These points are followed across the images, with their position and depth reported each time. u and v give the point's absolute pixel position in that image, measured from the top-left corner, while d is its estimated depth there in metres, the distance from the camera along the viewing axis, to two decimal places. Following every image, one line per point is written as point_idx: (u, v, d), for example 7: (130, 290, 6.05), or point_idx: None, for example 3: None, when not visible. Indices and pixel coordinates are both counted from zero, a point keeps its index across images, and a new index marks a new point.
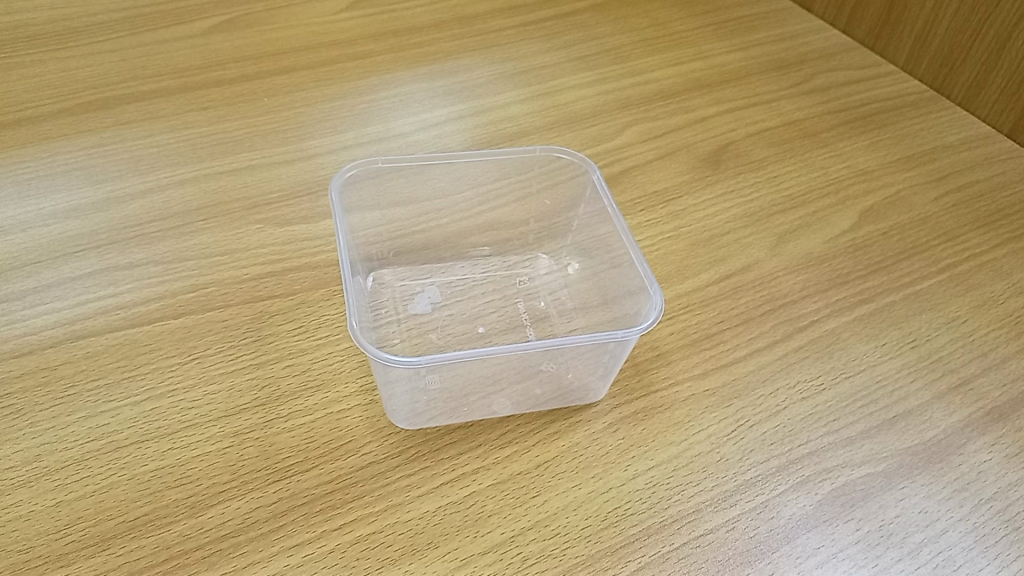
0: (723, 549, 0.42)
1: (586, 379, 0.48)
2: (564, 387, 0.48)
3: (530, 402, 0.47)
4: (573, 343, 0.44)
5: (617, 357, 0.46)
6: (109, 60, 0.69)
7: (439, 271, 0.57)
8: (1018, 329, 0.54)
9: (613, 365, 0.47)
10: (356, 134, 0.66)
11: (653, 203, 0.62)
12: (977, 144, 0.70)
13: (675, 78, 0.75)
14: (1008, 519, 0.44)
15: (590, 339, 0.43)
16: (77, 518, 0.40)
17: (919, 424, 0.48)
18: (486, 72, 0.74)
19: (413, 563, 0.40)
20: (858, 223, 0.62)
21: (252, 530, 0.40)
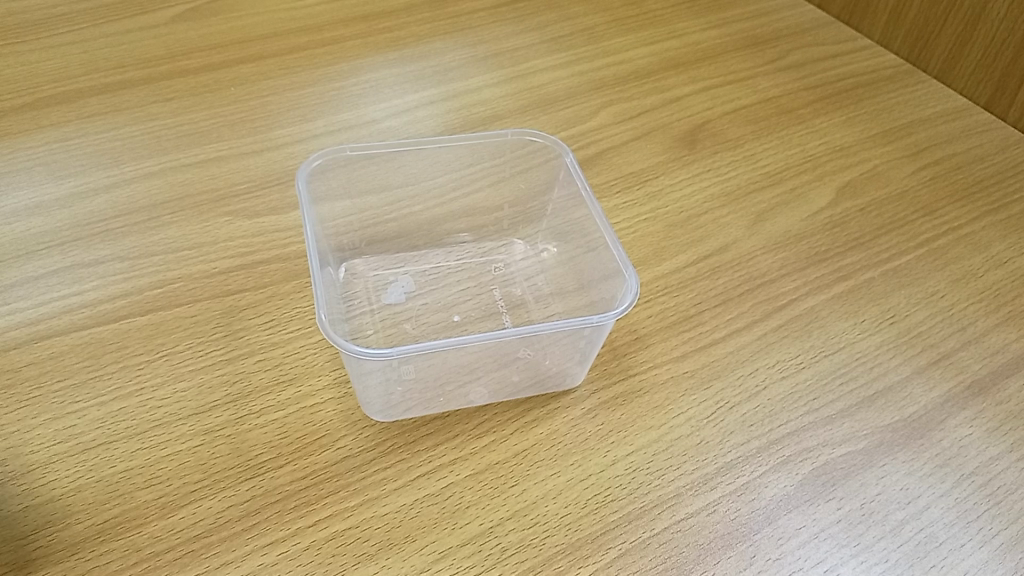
0: (704, 533, 0.41)
1: (565, 366, 0.47)
2: (542, 374, 0.47)
3: (508, 389, 0.47)
4: (550, 329, 0.43)
5: (594, 342, 0.45)
6: (71, 51, 0.67)
7: (414, 259, 0.56)
8: (997, 302, 0.54)
9: (591, 350, 0.46)
10: (326, 122, 0.64)
11: (629, 184, 0.62)
12: (954, 117, 0.69)
13: (650, 57, 0.74)
14: (989, 494, 0.44)
15: (566, 324, 0.43)
16: (44, 522, 0.39)
17: (900, 401, 0.48)
18: (458, 55, 0.73)
19: (390, 558, 0.39)
20: (835, 200, 0.61)
21: (224, 530, 0.39)
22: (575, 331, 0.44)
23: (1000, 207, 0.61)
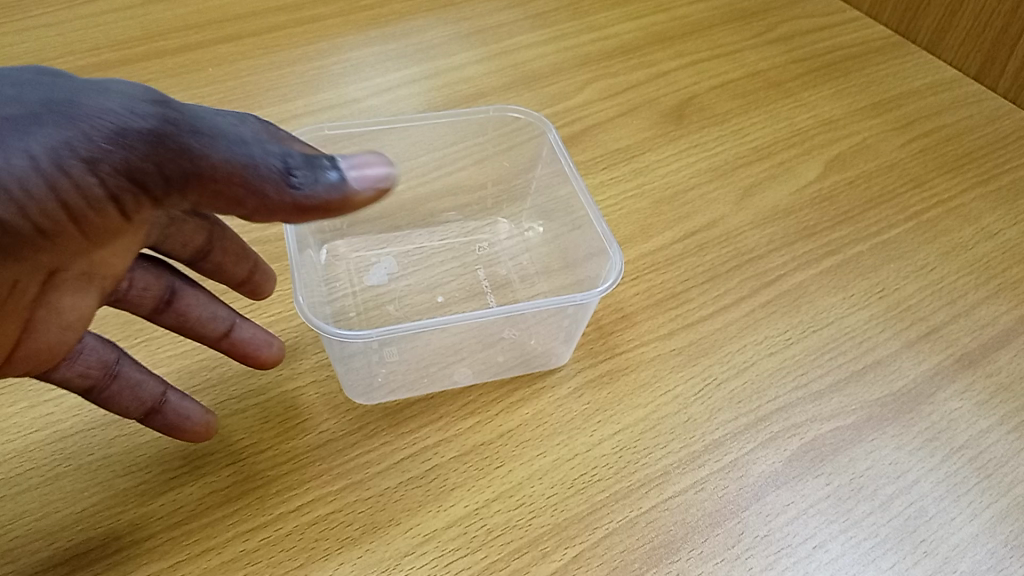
0: (692, 511, 0.41)
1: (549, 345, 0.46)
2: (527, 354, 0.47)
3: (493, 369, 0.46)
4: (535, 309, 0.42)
5: (578, 321, 0.45)
6: (45, 34, 0.66)
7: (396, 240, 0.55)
8: (987, 275, 0.54)
9: (576, 329, 0.45)
10: (307, 102, 0.64)
11: (615, 161, 0.61)
12: (943, 88, 0.69)
13: (635, 32, 0.73)
14: (979, 467, 0.43)
15: (550, 303, 0.42)
16: (21, 512, 0.38)
17: (888, 375, 0.48)
18: (440, 33, 0.72)
19: (373, 541, 0.39)
20: (824, 174, 0.61)
21: (205, 517, 0.39)
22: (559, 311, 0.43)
23: (990, 178, 0.61)
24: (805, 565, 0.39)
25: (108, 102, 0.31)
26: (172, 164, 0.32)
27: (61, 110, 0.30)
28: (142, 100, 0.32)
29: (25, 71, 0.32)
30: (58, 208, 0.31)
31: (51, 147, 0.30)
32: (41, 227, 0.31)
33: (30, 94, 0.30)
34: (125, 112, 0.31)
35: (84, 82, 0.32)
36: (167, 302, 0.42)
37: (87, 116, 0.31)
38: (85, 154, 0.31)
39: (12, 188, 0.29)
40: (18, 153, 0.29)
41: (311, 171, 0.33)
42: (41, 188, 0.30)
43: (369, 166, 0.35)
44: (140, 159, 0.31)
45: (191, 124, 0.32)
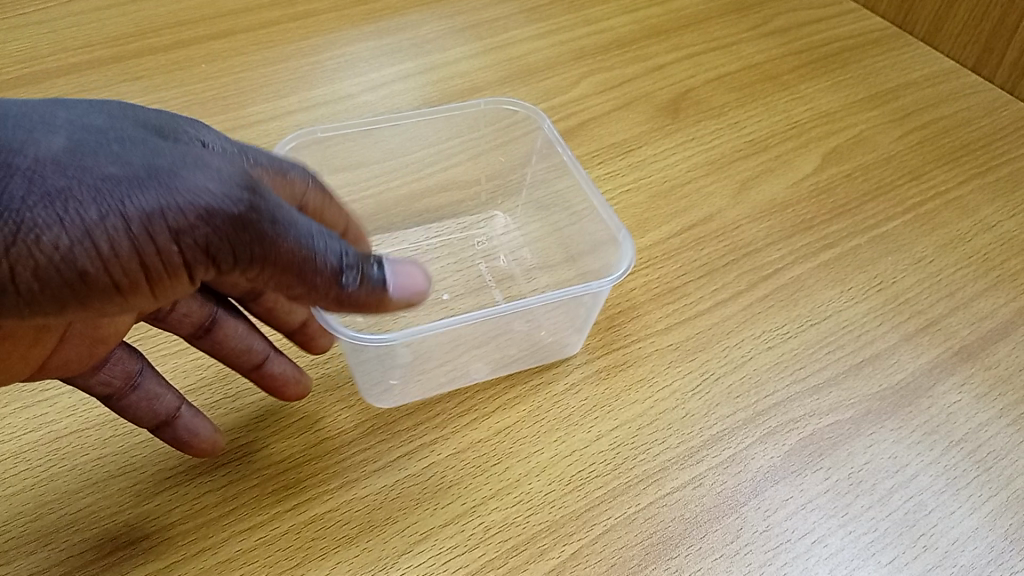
0: (691, 506, 0.40)
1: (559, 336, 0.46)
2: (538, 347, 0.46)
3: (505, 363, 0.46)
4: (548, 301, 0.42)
5: (590, 311, 0.45)
6: (36, 31, 0.66)
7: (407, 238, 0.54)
8: (986, 267, 0.53)
9: (587, 319, 0.45)
10: (301, 98, 0.63)
11: (612, 155, 0.60)
12: (941, 79, 0.68)
13: (631, 25, 0.73)
14: (978, 460, 0.43)
15: (564, 294, 0.42)
16: (16, 513, 0.38)
17: (887, 368, 0.47)
18: (435, 28, 0.72)
19: (370, 540, 0.39)
20: (821, 167, 0.60)
21: (201, 517, 0.39)
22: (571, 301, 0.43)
23: (988, 169, 0.60)
24: (804, 560, 0.39)
25: (203, 177, 0.30)
26: (247, 248, 0.31)
27: (159, 179, 0.30)
28: (239, 182, 0.31)
29: (132, 129, 0.32)
30: (136, 265, 0.30)
31: (143, 211, 0.29)
32: (118, 283, 0.30)
33: (134, 155, 0.30)
34: (219, 191, 0.30)
35: (189, 153, 0.32)
36: (206, 330, 0.42)
37: (183, 188, 0.30)
38: (172, 223, 0.30)
39: (99, 243, 0.29)
40: (111, 214, 0.29)
41: (362, 271, 0.33)
42: (126, 248, 0.30)
43: (413, 279, 0.36)
44: (220, 238, 0.31)
45: (275, 211, 0.31)
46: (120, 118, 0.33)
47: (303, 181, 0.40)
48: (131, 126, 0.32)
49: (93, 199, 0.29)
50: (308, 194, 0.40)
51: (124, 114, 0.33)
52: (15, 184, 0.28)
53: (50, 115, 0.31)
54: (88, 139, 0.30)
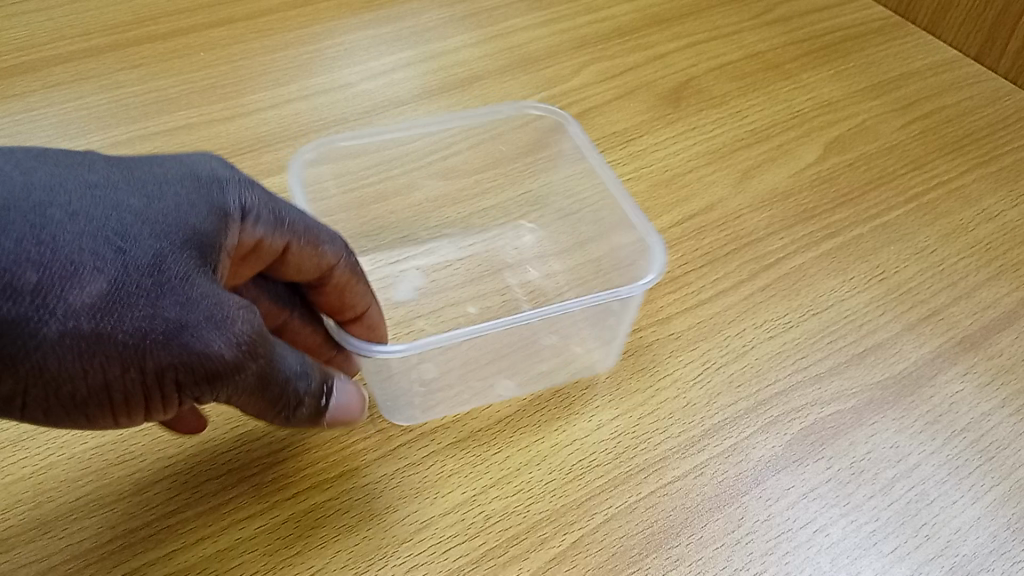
0: (692, 495, 0.40)
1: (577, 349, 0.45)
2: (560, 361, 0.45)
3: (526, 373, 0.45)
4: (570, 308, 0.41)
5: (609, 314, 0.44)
6: (33, 19, 0.66)
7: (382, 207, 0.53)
8: (988, 257, 0.53)
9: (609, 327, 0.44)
10: (300, 86, 0.63)
11: (613, 144, 0.60)
12: (944, 68, 0.68)
13: (633, 13, 0.73)
14: (980, 450, 0.43)
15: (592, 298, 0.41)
16: (14, 502, 0.38)
17: (889, 357, 0.47)
18: (435, 16, 0.72)
19: (371, 529, 0.38)
20: (823, 156, 0.60)
21: (201, 505, 0.39)
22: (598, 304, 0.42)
23: (991, 159, 0.60)
24: (805, 550, 0.39)
25: (222, 341, 0.29)
26: (239, 397, 0.31)
27: (182, 338, 0.29)
28: (254, 346, 0.30)
29: (175, 248, 0.29)
30: (138, 407, 0.30)
31: (157, 369, 0.29)
32: (119, 416, 0.31)
33: (165, 303, 0.29)
34: (232, 358, 0.30)
35: (220, 294, 0.30)
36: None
37: (200, 351, 0.29)
38: (180, 381, 0.29)
39: (111, 391, 0.29)
40: (128, 371, 0.28)
41: (320, 410, 0.34)
42: (133, 395, 0.30)
43: (349, 407, 0.36)
44: (217, 392, 0.31)
45: (268, 364, 0.31)
46: (162, 222, 0.30)
47: (338, 258, 0.39)
48: (171, 238, 0.30)
49: (115, 359, 0.28)
50: (338, 271, 0.39)
51: (167, 216, 0.30)
52: (43, 335, 0.27)
53: (86, 228, 0.28)
54: (126, 276, 0.28)
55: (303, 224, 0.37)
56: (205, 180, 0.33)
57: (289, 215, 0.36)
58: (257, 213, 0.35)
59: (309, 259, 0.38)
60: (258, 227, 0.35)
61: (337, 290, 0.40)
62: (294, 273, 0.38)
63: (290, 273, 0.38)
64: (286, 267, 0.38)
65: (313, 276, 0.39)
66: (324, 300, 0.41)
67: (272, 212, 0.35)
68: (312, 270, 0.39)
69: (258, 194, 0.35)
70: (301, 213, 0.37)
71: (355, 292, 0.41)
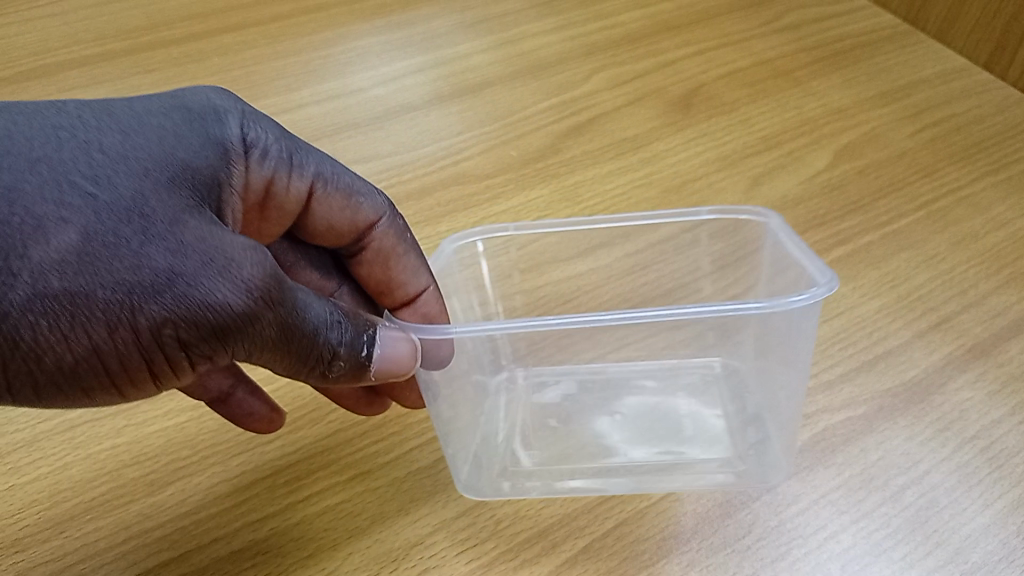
0: (702, 501, 0.41)
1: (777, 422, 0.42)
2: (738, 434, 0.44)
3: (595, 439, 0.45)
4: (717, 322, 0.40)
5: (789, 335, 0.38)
6: (52, 26, 0.69)
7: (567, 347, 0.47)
8: (999, 264, 0.53)
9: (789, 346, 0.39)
10: (313, 91, 0.64)
11: (622, 150, 0.60)
12: (955, 76, 0.67)
13: (643, 20, 0.73)
14: (990, 458, 0.42)
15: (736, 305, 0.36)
16: (30, 501, 0.40)
17: (899, 365, 0.47)
18: (446, 22, 0.73)
19: (383, 530, 0.39)
20: (832, 163, 0.60)
21: (213, 506, 0.40)
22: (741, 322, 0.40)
23: (1002, 166, 0.59)
24: (817, 556, 0.38)
25: (225, 285, 0.29)
26: (255, 351, 0.31)
27: (177, 287, 0.28)
28: (263, 290, 0.30)
29: (158, 192, 0.29)
30: (142, 373, 0.30)
31: (154, 324, 0.28)
32: (124, 386, 0.30)
33: (154, 250, 0.28)
34: (237, 303, 0.29)
35: (215, 237, 0.29)
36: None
37: (198, 298, 0.28)
38: (182, 335, 0.29)
39: (105, 357, 0.28)
40: (123, 329, 0.28)
41: (355, 362, 0.33)
42: (132, 359, 0.29)
43: (398, 358, 0.34)
44: (227, 345, 0.30)
45: (289, 315, 0.31)
46: (145, 165, 0.30)
47: (374, 214, 0.43)
48: (157, 183, 0.30)
49: (102, 319, 0.27)
50: (375, 229, 0.43)
51: (150, 159, 0.30)
52: (17, 301, 0.26)
53: (59, 177, 0.27)
54: (107, 223, 0.27)
55: (331, 173, 0.41)
56: (197, 121, 0.34)
57: (307, 158, 0.40)
58: (264, 148, 0.38)
59: (340, 211, 0.42)
60: (268, 163, 0.38)
61: (381, 256, 0.44)
62: (333, 232, 0.43)
63: (329, 235, 0.43)
64: (320, 221, 0.42)
65: (351, 235, 0.43)
66: (369, 271, 0.45)
67: (284, 150, 0.39)
68: (348, 227, 0.42)
69: (269, 128, 0.38)
70: (334, 166, 0.42)
71: (398, 261, 0.44)
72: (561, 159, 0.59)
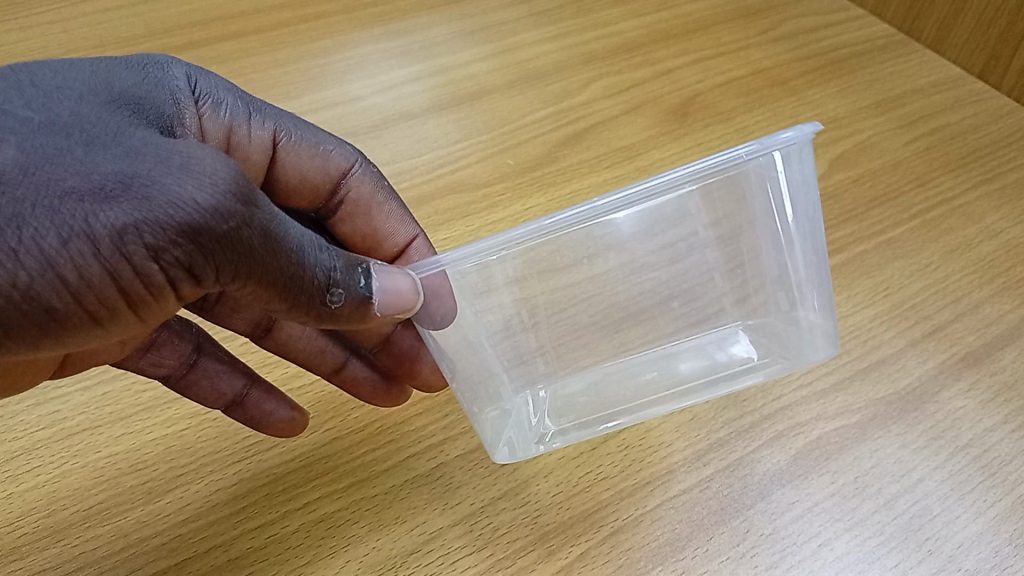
0: (697, 509, 0.41)
1: (802, 298, 0.37)
2: (764, 335, 0.40)
3: (618, 402, 0.41)
4: (701, 218, 0.37)
5: (780, 201, 0.35)
6: (49, 33, 0.70)
7: (580, 355, 0.42)
8: (992, 274, 0.53)
9: (781, 214, 0.36)
10: (311, 99, 0.65)
11: (618, 159, 0.61)
12: (949, 86, 0.68)
13: (640, 29, 0.73)
14: (983, 467, 0.43)
15: (706, 164, 0.34)
16: (29, 509, 0.40)
17: (893, 373, 0.47)
18: (444, 30, 0.73)
19: (380, 539, 0.39)
20: (827, 172, 0.61)
21: (211, 514, 0.40)
22: (729, 217, 0.37)
23: (995, 176, 0.60)
24: (810, 564, 0.39)
25: (190, 184, 0.28)
26: (236, 265, 0.30)
27: (134, 189, 0.28)
28: (234, 187, 0.29)
29: (102, 120, 0.31)
30: (111, 291, 0.29)
31: (117, 231, 0.28)
32: (93, 312, 0.30)
33: (104, 159, 0.28)
34: (207, 202, 0.28)
35: (169, 146, 0.29)
36: (267, 330, 0.45)
37: (162, 199, 0.28)
38: (149, 243, 0.28)
39: (67, 272, 0.28)
40: (81, 235, 0.27)
41: (348, 287, 0.34)
42: (98, 276, 0.28)
43: (400, 293, 0.35)
44: (203, 255, 0.29)
45: (267, 223, 0.30)
46: (87, 102, 0.32)
47: (345, 161, 0.44)
48: (99, 113, 0.31)
49: (52, 227, 0.27)
50: (350, 177, 0.45)
51: (91, 96, 0.32)
52: None
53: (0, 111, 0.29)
54: (50, 141, 0.28)
55: (292, 123, 0.43)
56: (144, 74, 0.37)
57: (265, 109, 0.43)
58: (212, 99, 0.41)
59: (310, 160, 0.44)
60: (224, 113, 0.41)
61: (361, 205, 0.46)
62: (308, 185, 0.44)
63: (306, 190, 0.45)
64: (292, 171, 0.44)
65: (327, 185, 0.45)
66: (353, 225, 0.46)
67: (238, 102, 0.42)
68: (321, 177, 0.44)
69: (221, 84, 0.42)
70: (296, 120, 0.44)
71: (379, 209, 0.46)
72: (558, 168, 0.60)
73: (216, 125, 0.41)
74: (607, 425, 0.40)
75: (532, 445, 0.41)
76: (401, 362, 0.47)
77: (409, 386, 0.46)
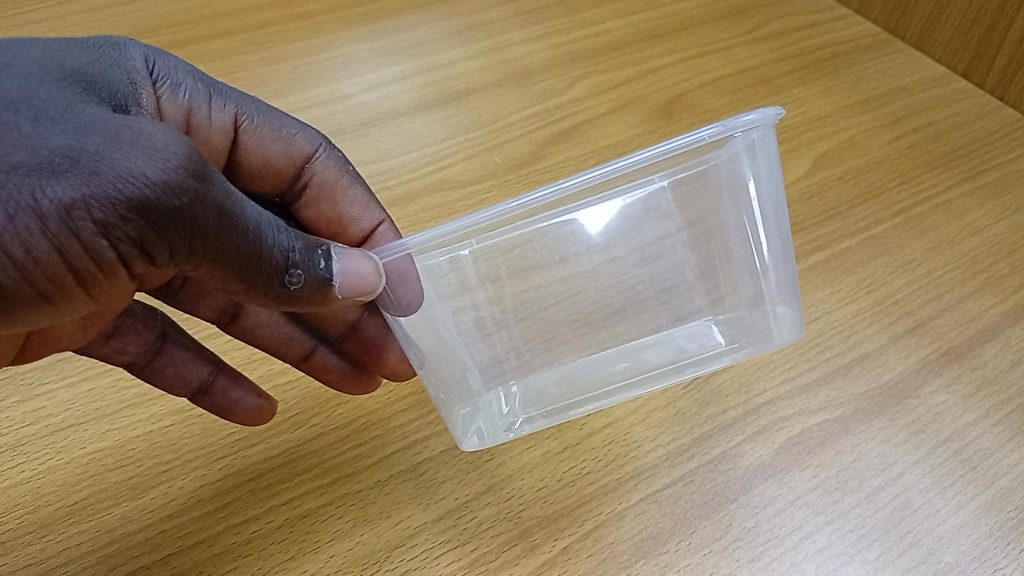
0: (680, 502, 0.41)
1: (769, 295, 0.38)
2: (738, 329, 0.40)
3: (587, 390, 0.40)
4: (674, 220, 0.38)
5: (744, 193, 0.36)
6: (37, 31, 0.70)
7: (554, 347, 0.41)
8: (974, 270, 0.53)
9: (752, 219, 0.36)
10: (298, 98, 0.65)
11: (604, 156, 0.61)
12: (933, 85, 0.69)
13: (626, 28, 0.74)
14: (964, 459, 0.43)
15: (670, 147, 0.35)
16: (13, 506, 0.40)
17: (875, 368, 0.48)
18: (432, 29, 0.73)
19: (364, 533, 0.39)
20: (812, 170, 0.61)
21: (195, 510, 0.41)
22: (701, 219, 0.38)
23: (978, 174, 0.60)
24: (791, 557, 0.39)
25: (140, 159, 0.28)
26: (190, 242, 0.30)
27: (83, 163, 0.28)
28: (188, 164, 0.29)
29: (52, 97, 0.31)
30: (59, 268, 0.29)
31: (65, 206, 0.28)
32: (42, 288, 0.30)
33: (52, 134, 0.28)
34: (158, 177, 0.28)
35: (120, 123, 0.30)
36: (233, 317, 0.45)
37: (112, 174, 0.28)
38: (99, 218, 0.28)
39: (12, 246, 0.28)
40: (27, 209, 0.27)
41: (307, 269, 0.34)
42: (46, 251, 0.29)
43: (362, 276, 0.35)
44: (155, 231, 0.29)
45: (222, 202, 0.31)
46: (37, 78, 0.32)
47: (309, 145, 0.45)
48: (50, 91, 0.31)
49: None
50: (314, 161, 0.45)
51: (41, 73, 0.32)
52: None
53: None
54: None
55: (254, 106, 0.44)
56: (98, 55, 0.37)
57: (226, 92, 0.43)
58: (168, 81, 0.41)
59: (273, 144, 0.44)
60: (183, 95, 0.41)
61: (326, 189, 0.46)
62: (272, 168, 0.45)
63: (270, 176, 0.45)
64: (254, 155, 0.44)
65: (291, 169, 0.45)
66: (317, 211, 0.46)
67: (198, 84, 0.42)
68: (285, 160, 0.45)
69: (180, 66, 0.42)
70: (258, 103, 0.44)
71: (344, 194, 0.46)
72: (544, 165, 0.60)
73: (175, 107, 0.41)
74: (577, 411, 0.39)
75: (501, 433, 0.40)
76: (369, 350, 0.47)
77: (377, 374, 0.46)
